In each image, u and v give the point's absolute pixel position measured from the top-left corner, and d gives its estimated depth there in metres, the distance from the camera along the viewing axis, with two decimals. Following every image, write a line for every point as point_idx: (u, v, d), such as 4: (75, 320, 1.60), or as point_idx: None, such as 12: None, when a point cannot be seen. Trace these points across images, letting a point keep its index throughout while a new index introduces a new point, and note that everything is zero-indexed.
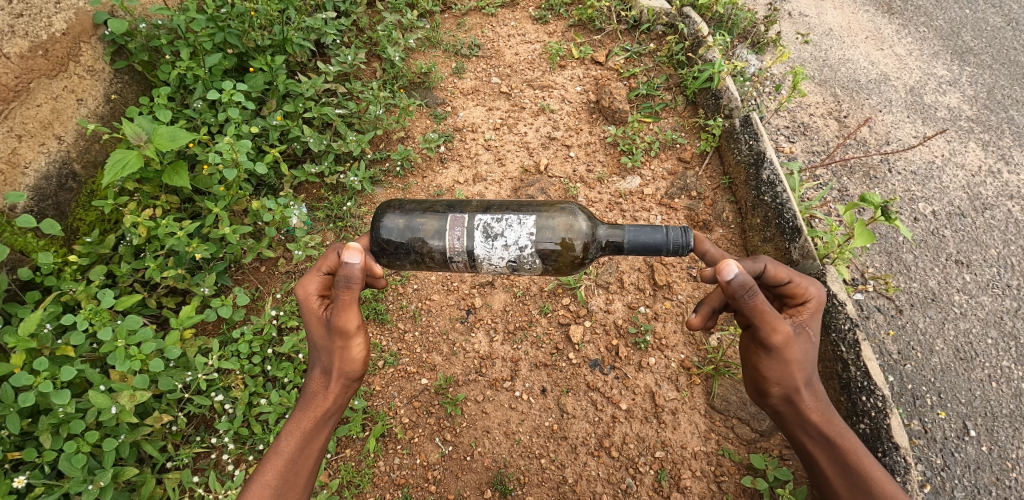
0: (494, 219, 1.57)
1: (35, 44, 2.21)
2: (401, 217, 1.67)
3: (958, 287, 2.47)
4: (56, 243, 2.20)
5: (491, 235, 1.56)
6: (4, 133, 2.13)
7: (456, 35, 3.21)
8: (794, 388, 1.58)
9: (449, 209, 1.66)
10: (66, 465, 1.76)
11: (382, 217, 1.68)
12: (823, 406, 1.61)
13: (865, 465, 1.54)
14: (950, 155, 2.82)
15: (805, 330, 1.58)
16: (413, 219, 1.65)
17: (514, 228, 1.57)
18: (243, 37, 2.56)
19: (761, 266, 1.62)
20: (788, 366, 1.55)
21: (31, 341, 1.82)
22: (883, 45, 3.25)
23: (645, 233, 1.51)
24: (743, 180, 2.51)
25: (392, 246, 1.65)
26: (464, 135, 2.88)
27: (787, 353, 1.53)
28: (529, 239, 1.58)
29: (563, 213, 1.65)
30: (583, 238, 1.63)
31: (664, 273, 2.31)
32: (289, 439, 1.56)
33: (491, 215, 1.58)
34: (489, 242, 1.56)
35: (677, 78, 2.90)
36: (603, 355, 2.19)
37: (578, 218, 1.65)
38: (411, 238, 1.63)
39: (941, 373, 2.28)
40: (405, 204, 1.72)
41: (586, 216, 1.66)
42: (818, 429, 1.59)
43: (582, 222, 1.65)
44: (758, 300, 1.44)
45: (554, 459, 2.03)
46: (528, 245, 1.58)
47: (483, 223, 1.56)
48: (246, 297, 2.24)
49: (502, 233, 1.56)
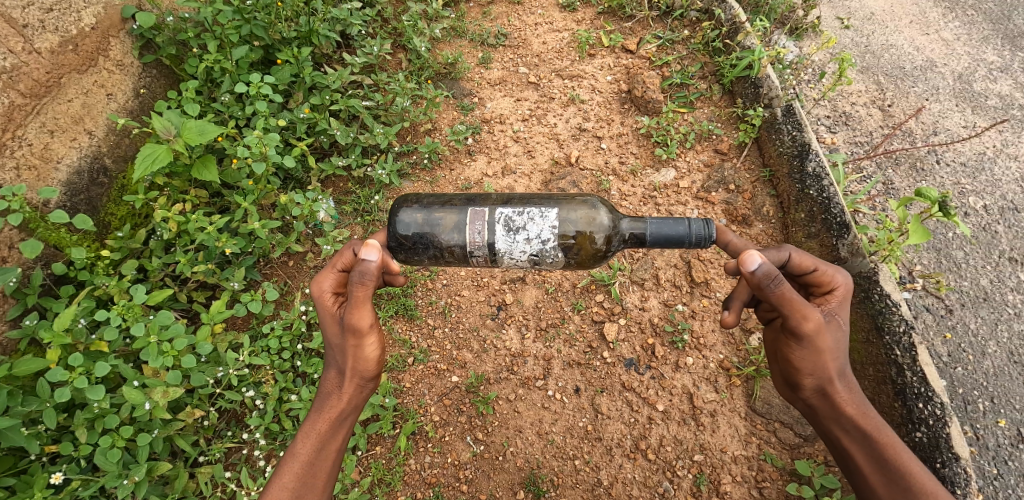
0: (516, 212, 1.51)
1: (65, 39, 2.22)
2: (420, 212, 1.61)
3: (1012, 286, 2.33)
4: (89, 237, 2.22)
5: (512, 229, 1.50)
6: (36, 129, 2.14)
7: (482, 25, 3.14)
8: (827, 379, 1.48)
9: (468, 203, 1.61)
10: (102, 461, 1.79)
11: (399, 214, 1.63)
12: (859, 398, 1.50)
13: (904, 461, 1.42)
14: (1003, 147, 2.68)
15: (835, 318, 1.48)
16: (432, 213, 1.60)
17: (536, 218, 1.51)
18: (269, 30, 2.54)
19: (786, 255, 1.54)
20: (821, 356, 1.45)
21: (65, 337, 1.84)
22: (928, 30, 3.11)
23: (666, 225, 1.45)
24: (785, 173, 2.38)
25: (410, 242, 1.60)
26: (492, 127, 2.81)
27: (819, 342, 1.44)
28: (551, 232, 1.52)
29: (585, 207, 1.61)
30: (603, 229, 1.58)
31: (702, 270, 2.23)
32: (303, 442, 1.53)
33: (513, 209, 1.52)
34: (511, 236, 1.49)
35: (712, 67, 2.78)
36: (638, 354, 2.13)
37: (599, 211, 1.60)
38: (429, 232, 1.58)
39: (995, 377, 2.17)
40: (422, 199, 1.66)
41: (607, 210, 1.61)
42: (854, 423, 1.48)
43: (604, 215, 1.59)
44: (784, 288, 1.36)
45: (588, 460, 1.98)
46: (551, 239, 1.52)
47: (505, 216, 1.50)
48: (275, 293, 2.23)
49: (524, 226, 1.50)
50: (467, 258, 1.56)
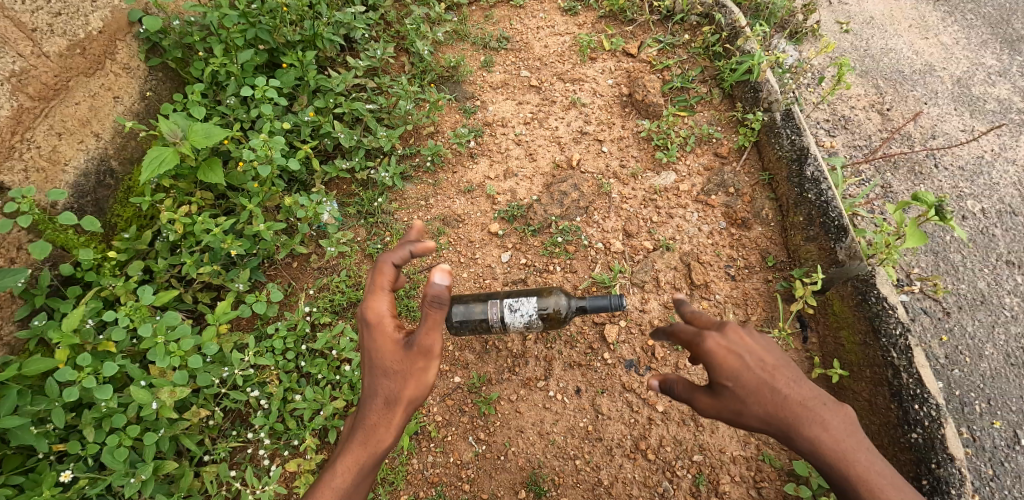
0: (512, 297, 1.71)
1: (73, 43, 2.25)
2: (465, 305, 1.91)
3: (1009, 289, 2.36)
4: (95, 238, 2.25)
5: (514, 307, 1.70)
6: (45, 132, 2.17)
7: (484, 28, 3.17)
8: (754, 400, 1.33)
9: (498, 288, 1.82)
10: (109, 459, 1.82)
11: (453, 303, 1.92)
12: (795, 405, 1.32)
13: (851, 470, 1.26)
14: (1001, 150, 2.70)
15: (735, 333, 1.36)
16: (471, 307, 1.90)
17: (527, 298, 1.72)
18: (273, 33, 2.57)
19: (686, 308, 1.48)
20: (734, 371, 1.34)
21: (74, 337, 1.87)
22: (928, 34, 3.14)
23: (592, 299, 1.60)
24: (785, 177, 2.39)
25: (458, 325, 1.88)
26: (494, 130, 2.83)
27: (726, 361, 1.34)
28: (531, 309, 1.70)
29: (549, 298, 1.85)
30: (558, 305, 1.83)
31: (702, 273, 2.30)
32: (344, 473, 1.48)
33: (510, 293, 1.72)
34: (514, 313, 1.70)
35: (712, 71, 2.81)
36: (638, 355, 2.15)
37: (558, 298, 1.84)
38: (472, 318, 1.87)
39: (991, 379, 2.19)
40: (465, 298, 1.95)
41: (562, 294, 1.83)
42: (799, 437, 1.31)
43: (560, 300, 1.83)
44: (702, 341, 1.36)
45: (589, 460, 2.01)
46: (533, 314, 1.70)
47: (506, 303, 1.71)
48: (280, 294, 2.26)
49: (515, 305, 1.70)
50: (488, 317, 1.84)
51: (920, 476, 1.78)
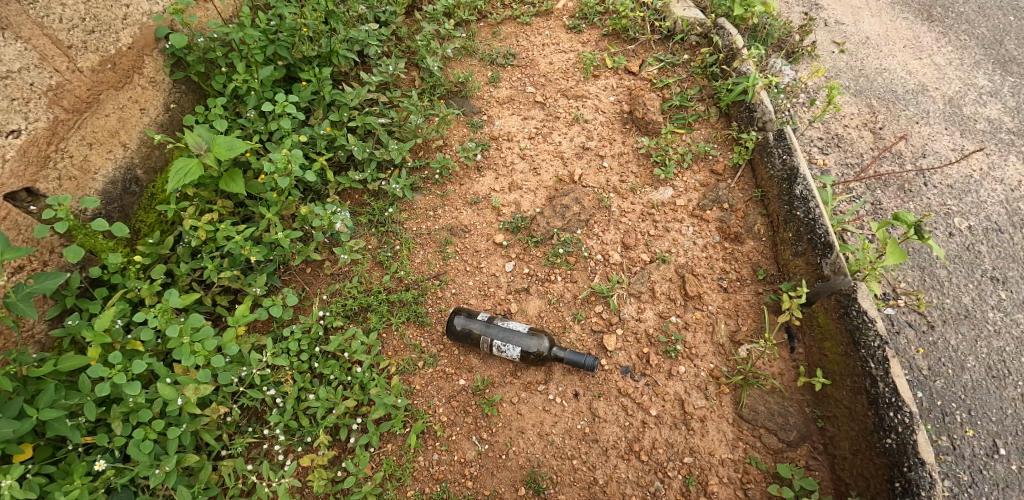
0: (502, 342, 2.22)
1: (105, 58, 2.36)
2: (466, 321, 2.31)
3: (992, 304, 2.47)
4: (122, 243, 2.38)
5: (501, 347, 2.23)
6: (78, 142, 2.28)
7: (492, 45, 3.31)
8: None
9: (498, 324, 2.27)
10: (134, 451, 1.94)
11: (454, 316, 2.34)
12: None
13: None
14: (989, 170, 2.82)
15: None
16: (471, 325, 2.30)
17: (513, 345, 2.22)
18: (292, 50, 2.72)
19: None
20: None
21: (105, 337, 2.00)
22: (921, 55, 3.27)
23: (568, 356, 2.13)
24: (776, 195, 2.50)
25: (459, 335, 2.31)
26: (500, 144, 2.96)
27: None
28: (515, 351, 2.22)
29: (534, 341, 2.23)
30: (540, 348, 2.22)
31: (696, 284, 2.41)
32: None
33: (502, 339, 2.23)
34: (501, 350, 2.24)
35: (710, 90, 2.93)
36: (634, 362, 2.28)
37: (542, 344, 2.22)
38: (468, 336, 2.29)
39: (972, 390, 2.29)
40: (472, 312, 2.35)
41: (547, 343, 2.22)
42: None
43: (542, 345, 2.22)
44: None
45: (585, 460, 2.12)
46: (514, 353, 2.23)
47: (496, 344, 2.23)
48: (295, 298, 2.37)
49: (503, 347, 2.23)
50: (480, 341, 2.27)
51: (893, 478, 1.84)
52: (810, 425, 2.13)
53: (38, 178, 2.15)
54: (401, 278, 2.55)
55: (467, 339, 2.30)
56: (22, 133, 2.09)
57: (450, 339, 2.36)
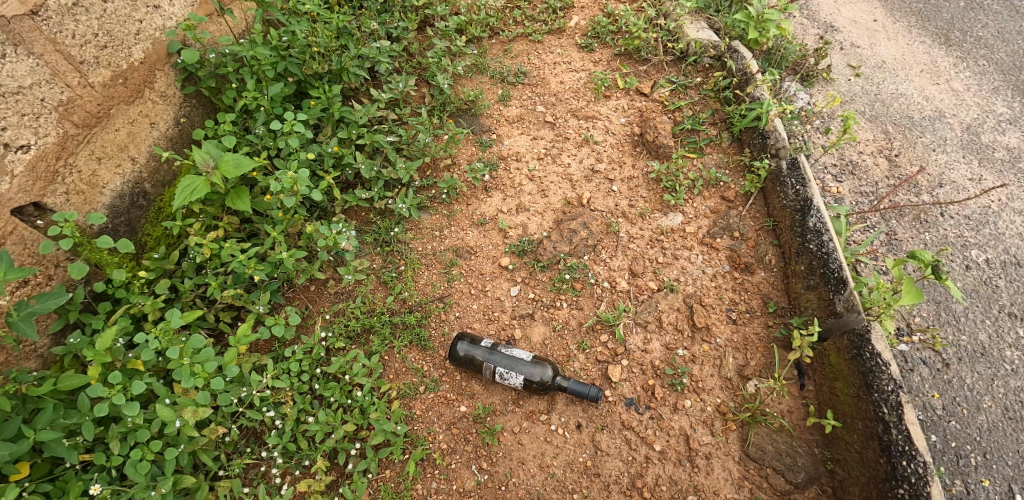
0: (506, 369, 2.19)
1: (116, 73, 2.36)
2: (469, 347, 2.28)
3: (1010, 342, 2.39)
4: (127, 258, 2.38)
5: (504, 374, 2.19)
6: (87, 157, 2.28)
7: (503, 62, 3.30)
8: None
9: (500, 351, 2.24)
10: (132, 472, 1.92)
11: (457, 341, 2.30)
12: None
13: None
14: (1008, 201, 2.74)
15: None
16: (474, 351, 2.26)
17: (516, 373, 2.18)
18: (302, 66, 2.73)
19: None
20: None
21: (106, 356, 1.98)
22: (938, 80, 3.20)
23: (572, 386, 2.09)
24: (788, 226, 2.45)
25: (461, 361, 2.28)
26: (508, 164, 2.94)
27: None
28: (518, 378, 2.18)
29: (538, 369, 2.19)
30: (544, 377, 2.18)
31: (704, 315, 2.37)
32: None
33: (506, 366, 2.19)
34: (504, 378, 2.20)
35: (722, 114, 2.89)
36: (639, 394, 2.24)
37: (545, 373, 2.18)
38: (471, 362, 2.26)
39: (988, 432, 2.21)
40: (475, 338, 2.32)
41: (551, 372, 2.18)
42: None
43: (546, 374, 2.19)
44: None
45: (586, 495, 2.08)
46: (517, 381, 2.19)
47: (500, 371, 2.19)
48: (297, 318, 2.33)
49: (506, 374, 2.19)
50: (483, 367, 2.23)
51: None
52: (819, 466, 2.08)
53: (46, 193, 2.14)
54: (404, 299, 2.53)
55: (469, 365, 2.27)
56: (31, 148, 2.07)
57: (452, 364, 2.34)
